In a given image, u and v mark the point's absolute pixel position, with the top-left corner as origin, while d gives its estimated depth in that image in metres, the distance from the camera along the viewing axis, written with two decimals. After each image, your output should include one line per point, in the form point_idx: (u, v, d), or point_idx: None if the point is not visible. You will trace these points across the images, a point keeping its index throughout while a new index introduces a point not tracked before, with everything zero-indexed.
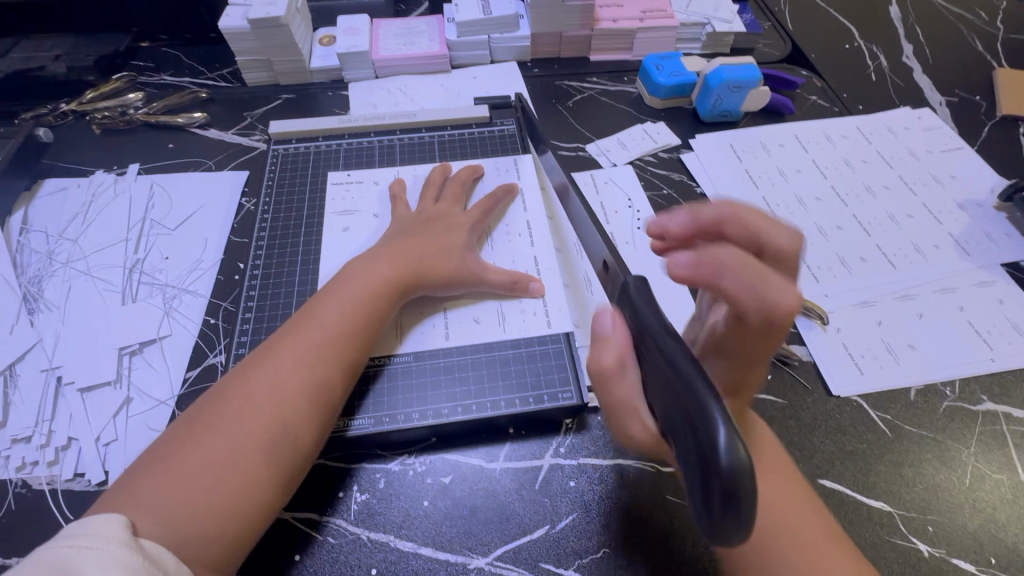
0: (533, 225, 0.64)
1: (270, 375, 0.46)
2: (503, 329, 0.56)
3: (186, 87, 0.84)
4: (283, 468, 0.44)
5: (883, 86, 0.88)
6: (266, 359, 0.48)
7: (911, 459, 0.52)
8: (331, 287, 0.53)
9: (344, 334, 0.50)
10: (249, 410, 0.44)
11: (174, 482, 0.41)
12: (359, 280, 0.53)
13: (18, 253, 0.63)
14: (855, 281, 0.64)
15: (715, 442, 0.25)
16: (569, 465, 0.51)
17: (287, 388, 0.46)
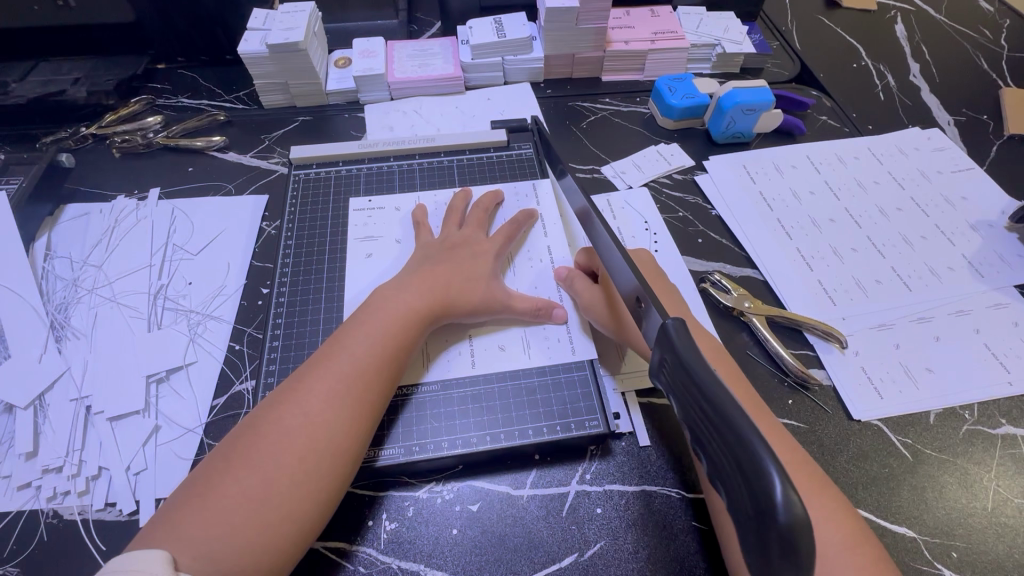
0: (553, 250, 0.65)
1: (303, 407, 0.47)
2: (527, 356, 0.57)
3: (204, 110, 0.85)
4: (317, 501, 0.44)
5: (892, 105, 0.89)
6: (298, 391, 0.48)
7: (932, 484, 0.53)
8: (360, 317, 0.54)
9: (373, 364, 0.50)
10: (283, 443, 0.45)
11: (212, 517, 0.41)
12: (387, 309, 0.54)
13: (43, 280, 0.64)
14: (872, 304, 0.64)
15: (772, 499, 0.27)
16: (595, 493, 0.51)
17: (320, 420, 0.46)
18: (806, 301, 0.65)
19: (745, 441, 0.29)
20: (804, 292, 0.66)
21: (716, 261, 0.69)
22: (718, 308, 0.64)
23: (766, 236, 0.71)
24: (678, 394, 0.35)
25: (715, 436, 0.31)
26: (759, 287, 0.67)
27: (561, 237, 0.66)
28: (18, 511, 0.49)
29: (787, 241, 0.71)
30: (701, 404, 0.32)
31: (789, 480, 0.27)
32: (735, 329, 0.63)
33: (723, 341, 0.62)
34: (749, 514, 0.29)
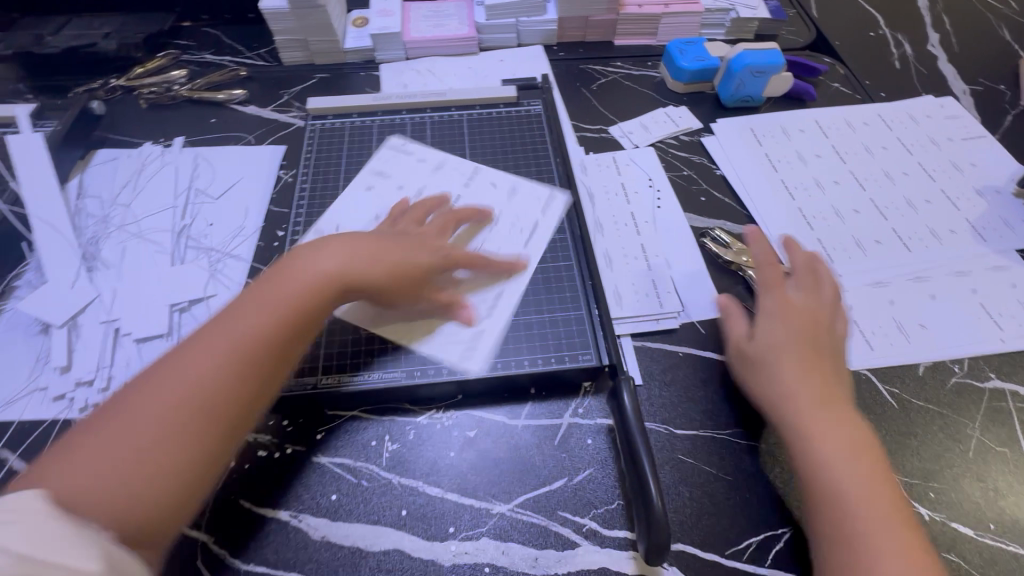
0: (526, 220, 0.65)
1: (196, 353, 0.43)
2: (498, 318, 0.58)
3: (226, 65, 0.88)
4: (218, 443, 0.41)
5: (907, 74, 0.89)
6: (206, 335, 0.45)
7: (915, 431, 0.55)
8: (289, 265, 0.51)
9: (281, 316, 0.47)
10: (167, 386, 0.42)
11: (97, 462, 0.38)
12: (307, 265, 0.51)
13: (76, 215, 0.68)
14: (869, 263, 0.65)
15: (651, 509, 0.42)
16: (586, 425, 0.54)
17: (222, 370, 0.43)
18: None
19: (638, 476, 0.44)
20: (803, 249, 0.67)
21: (717, 219, 0.70)
22: (716, 261, 0.66)
23: (768, 196, 0.72)
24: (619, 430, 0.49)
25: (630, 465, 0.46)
26: None
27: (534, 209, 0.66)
28: (54, 419, 0.54)
29: (789, 201, 0.71)
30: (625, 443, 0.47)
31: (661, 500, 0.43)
32: (732, 282, 0.64)
33: (719, 292, 0.63)
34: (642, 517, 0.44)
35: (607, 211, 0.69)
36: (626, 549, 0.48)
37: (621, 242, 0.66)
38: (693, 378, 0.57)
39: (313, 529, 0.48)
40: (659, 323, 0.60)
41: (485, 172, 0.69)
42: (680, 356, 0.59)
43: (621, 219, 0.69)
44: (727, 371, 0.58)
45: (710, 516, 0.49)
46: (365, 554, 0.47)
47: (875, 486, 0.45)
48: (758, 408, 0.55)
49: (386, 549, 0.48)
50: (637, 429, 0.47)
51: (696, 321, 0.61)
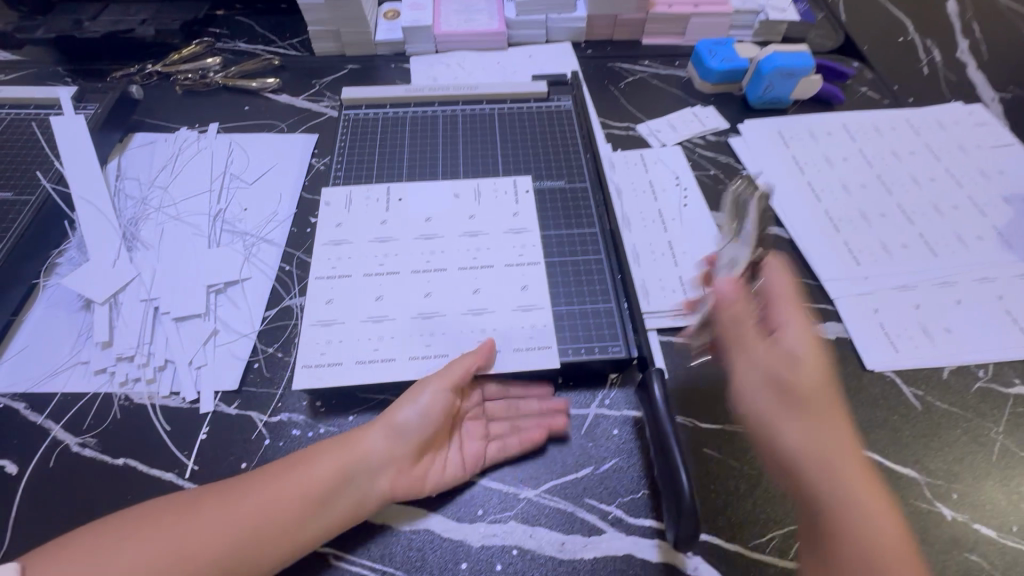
0: (522, 230, 0.64)
1: (220, 518, 0.44)
2: (497, 326, 0.57)
3: (259, 54, 0.90)
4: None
5: (936, 80, 0.89)
6: (234, 508, 0.45)
7: (938, 433, 0.55)
8: (341, 444, 0.49)
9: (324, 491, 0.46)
10: (205, 525, 0.44)
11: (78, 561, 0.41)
12: (352, 445, 0.49)
13: (115, 196, 0.69)
14: (895, 266, 0.66)
15: (682, 490, 0.44)
16: (612, 416, 0.55)
17: (258, 544, 0.44)
18: (830, 259, 0.66)
19: (669, 455, 0.47)
20: (828, 250, 0.67)
21: None
22: None
23: (795, 197, 0.72)
24: (644, 416, 0.52)
25: (659, 450, 0.48)
26: (784, 245, 0.69)
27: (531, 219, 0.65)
28: (96, 393, 0.55)
29: (816, 202, 0.72)
30: (652, 428, 0.49)
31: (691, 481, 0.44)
32: None
33: None
34: (671, 501, 0.45)
35: (634, 208, 0.70)
36: (651, 538, 0.48)
37: (648, 239, 0.67)
38: (717, 373, 0.58)
39: None
40: (685, 318, 0.61)
41: (482, 183, 0.68)
42: (706, 352, 0.59)
43: (649, 216, 0.70)
44: None
45: (734, 508, 0.50)
46: (396, 533, 0.49)
47: (857, 471, 0.41)
48: None
49: (416, 529, 0.49)
50: (667, 423, 0.48)
51: None
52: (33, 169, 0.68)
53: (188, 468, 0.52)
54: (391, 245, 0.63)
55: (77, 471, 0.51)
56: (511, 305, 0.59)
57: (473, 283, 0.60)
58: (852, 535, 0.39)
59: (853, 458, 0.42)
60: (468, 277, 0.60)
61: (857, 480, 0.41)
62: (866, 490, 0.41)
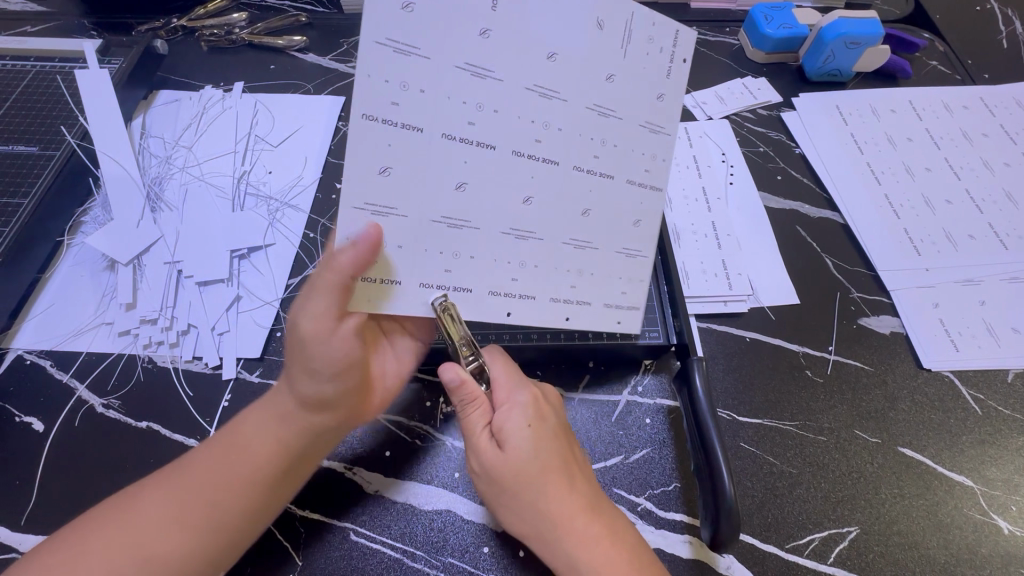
0: (661, 130, 0.43)
1: (160, 515, 0.41)
2: (590, 276, 0.45)
3: (286, 10, 0.86)
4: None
5: (1015, 54, 0.81)
6: (176, 506, 0.42)
7: (998, 439, 0.51)
8: (264, 428, 0.45)
9: (268, 472, 0.44)
10: (146, 526, 0.41)
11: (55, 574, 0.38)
12: (279, 427, 0.45)
13: (139, 154, 0.67)
14: (960, 259, 0.60)
15: (724, 492, 0.42)
16: (645, 404, 0.52)
17: (225, 530, 0.42)
18: (889, 248, 0.61)
19: (711, 449, 0.44)
20: (887, 239, 0.62)
21: (794, 201, 0.66)
22: (789, 246, 0.62)
23: (852, 180, 0.67)
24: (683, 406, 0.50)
25: (698, 443, 0.46)
26: (837, 230, 0.64)
27: (583, 78, 0.39)
28: (119, 355, 0.55)
29: (875, 186, 0.66)
30: (694, 420, 0.47)
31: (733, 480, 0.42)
32: (809, 271, 0.60)
33: (793, 278, 0.60)
34: (710, 506, 0.43)
35: (676, 183, 0.66)
36: (682, 533, 0.46)
37: (690, 218, 0.63)
38: (759, 365, 0.55)
39: (366, 483, 0.49)
40: (727, 306, 0.57)
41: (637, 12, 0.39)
42: (747, 341, 0.56)
43: (692, 194, 0.65)
44: (796, 361, 0.55)
45: (772, 508, 0.47)
46: (417, 511, 0.47)
47: (542, 457, 0.42)
48: (828, 403, 0.53)
49: (438, 509, 0.48)
50: (709, 415, 0.46)
51: (767, 307, 0.58)
52: (57, 123, 0.66)
53: (210, 434, 0.51)
54: (411, 95, 0.37)
55: (101, 432, 0.51)
56: (510, 224, 0.41)
57: (527, 181, 0.41)
58: (544, 525, 0.41)
59: (541, 448, 0.42)
60: (457, 162, 0.39)
61: (552, 474, 0.42)
62: (551, 476, 0.42)
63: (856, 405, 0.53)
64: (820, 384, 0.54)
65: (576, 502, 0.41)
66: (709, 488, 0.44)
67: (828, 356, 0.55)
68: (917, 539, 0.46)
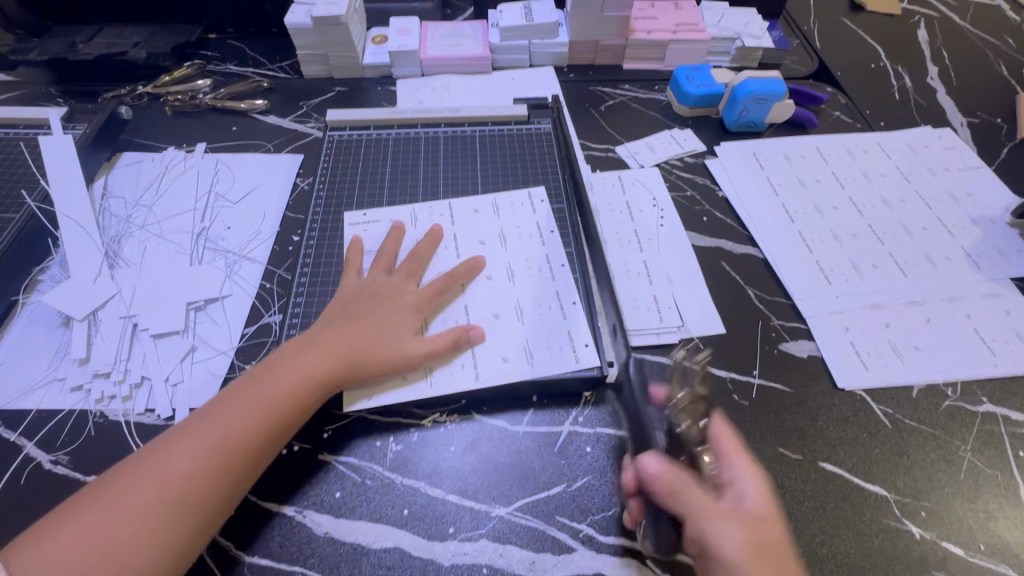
0: None
1: (189, 452, 0.47)
2: None
3: (249, 76, 0.92)
4: (175, 539, 0.44)
5: (906, 105, 0.91)
6: (201, 445, 0.48)
7: (908, 451, 0.56)
8: (290, 367, 0.53)
9: (285, 408, 0.51)
10: (140, 490, 0.44)
11: (51, 550, 0.41)
12: (304, 369, 0.53)
13: (100, 214, 0.70)
14: (866, 286, 0.67)
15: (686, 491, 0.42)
16: (584, 433, 0.55)
17: (211, 486, 0.46)
18: (802, 279, 0.68)
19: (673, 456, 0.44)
20: (802, 270, 0.68)
21: (718, 239, 0.72)
22: (715, 281, 0.68)
23: (769, 219, 0.74)
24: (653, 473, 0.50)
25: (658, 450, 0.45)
26: (757, 264, 0.70)
27: None
28: (70, 410, 0.56)
29: (789, 224, 0.73)
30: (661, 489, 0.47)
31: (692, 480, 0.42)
32: (732, 304, 0.66)
33: (719, 311, 0.65)
34: None
35: (610, 227, 0.72)
36: (622, 556, 0.49)
37: (624, 258, 0.69)
38: None
39: (317, 525, 0.50)
40: (659, 337, 0.62)
41: None
42: None
43: (625, 236, 0.71)
44: (723, 386, 0.59)
45: None
46: (366, 551, 0.48)
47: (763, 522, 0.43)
48: (753, 424, 0.57)
49: (387, 547, 0.49)
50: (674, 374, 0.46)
51: (696, 338, 0.63)
52: (18, 188, 0.69)
53: None
54: None
55: (48, 488, 0.51)
56: None
57: None
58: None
59: (754, 539, 0.42)
60: None
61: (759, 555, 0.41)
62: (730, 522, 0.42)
63: (780, 425, 0.57)
64: (746, 407, 0.58)
65: (746, 551, 0.41)
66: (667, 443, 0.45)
67: (752, 380, 0.60)
68: (839, 549, 0.50)
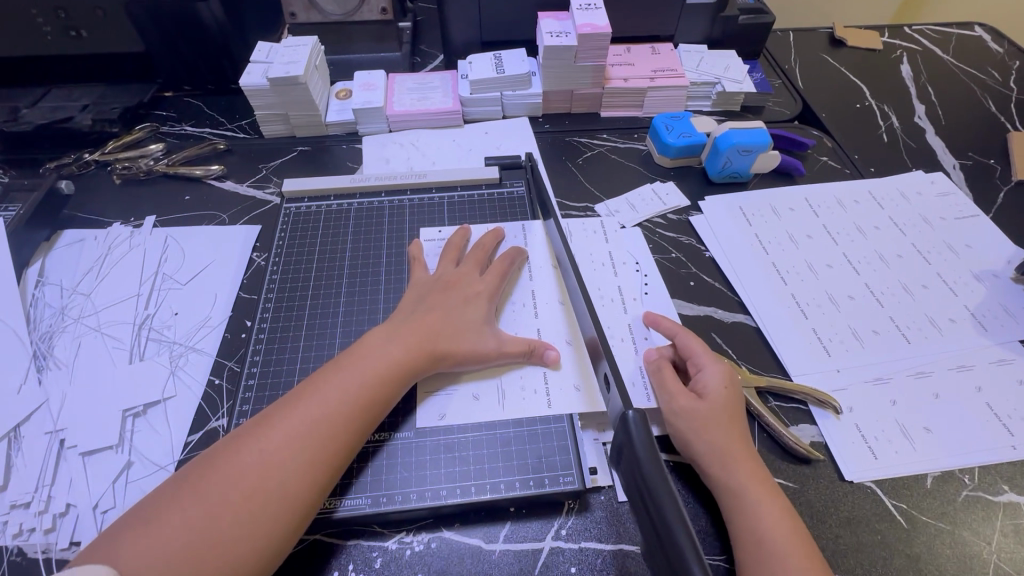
0: None
1: (288, 438, 0.46)
2: None
3: (205, 138, 0.87)
4: (273, 534, 0.43)
5: (895, 147, 0.88)
6: (299, 430, 0.46)
7: (929, 554, 0.50)
8: (371, 353, 0.52)
9: (373, 392, 0.50)
10: (236, 479, 0.43)
11: (153, 542, 0.40)
12: (382, 353, 0.52)
13: (31, 306, 0.64)
14: (867, 357, 0.62)
15: None
16: (570, 550, 0.49)
17: (309, 479, 0.45)
18: (800, 352, 0.63)
19: (682, 553, 0.31)
20: (798, 342, 0.64)
21: (707, 307, 0.67)
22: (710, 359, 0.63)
23: (760, 282, 0.69)
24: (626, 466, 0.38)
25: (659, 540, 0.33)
26: (751, 335, 0.65)
27: None
28: None
29: (782, 286, 0.69)
30: (640, 476, 0.35)
31: None
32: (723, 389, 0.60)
33: None
34: None
35: (593, 285, 0.67)
36: None
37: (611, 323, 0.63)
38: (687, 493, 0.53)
39: None
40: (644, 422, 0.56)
41: None
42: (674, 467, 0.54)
43: (607, 292, 0.67)
44: None
45: None
46: None
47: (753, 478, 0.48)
48: None
49: None
50: (697, 564, 0.30)
51: None
52: None
53: None
54: None
55: None
56: None
57: None
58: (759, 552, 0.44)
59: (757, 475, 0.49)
60: None
61: (758, 484, 0.48)
62: (732, 437, 0.50)
63: None
64: None
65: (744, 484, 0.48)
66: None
67: None
68: None
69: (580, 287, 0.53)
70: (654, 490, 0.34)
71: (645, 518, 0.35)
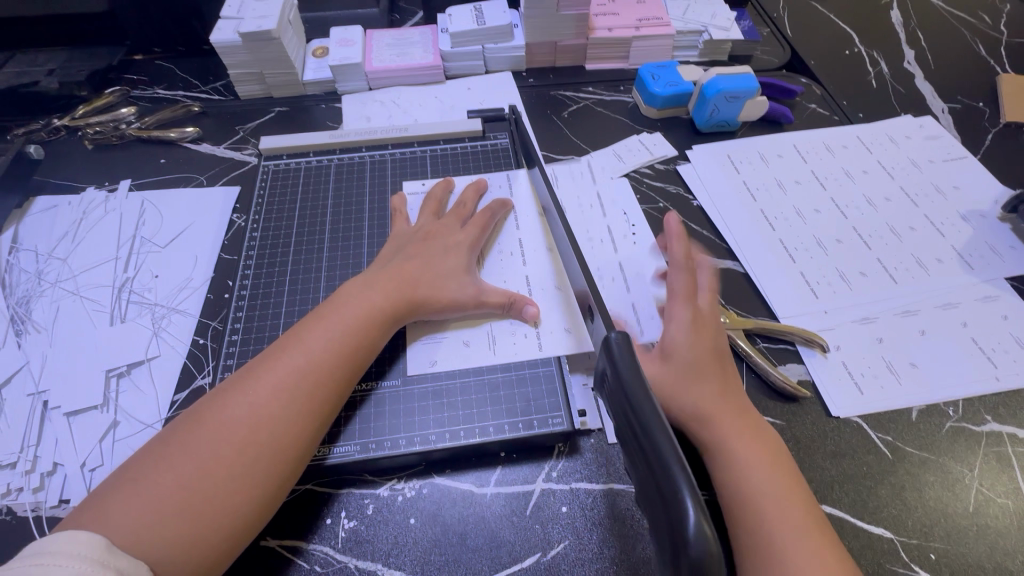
0: None
1: (271, 390, 0.45)
2: None
3: (179, 101, 0.84)
4: (268, 484, 0.43)
5: (884, 93, 0.87)
6: (282, 382, 0.46)
7: (913, 483, 0.51)
8: (348, 305, 0.52)
9: (354, 343, 0.50)
10: (224, 432, 0.43)
11: (144, 499, 0.39)
12: (362, 304, 0.52)
13: (7, 272, 0.63)
14: (855, 297, 0.62)
15: (686, 524, 0.30)
16: (562, 490, 0.49)
17: (298, 426, 0.45)
18: (788, 295, 0.63)
19: (666, 466, 0.32)
20: (786, 285, 0.63)
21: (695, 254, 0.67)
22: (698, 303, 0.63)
23: (748, 228, 0.69)
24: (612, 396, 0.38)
25: (644, 461, 0.34)
26: (739, 280, 0.65)
27: None
28: None
29: (770, 232, 0.68)
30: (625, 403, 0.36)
31: (702, 509, 0.30)
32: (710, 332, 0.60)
33: None
34: None
35: (581, 234, 0.67)
36: None
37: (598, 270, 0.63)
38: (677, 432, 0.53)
39: None
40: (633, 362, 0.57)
41: None
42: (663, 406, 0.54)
43: (595, 240, 0.66)
44: None
45: None
46: None
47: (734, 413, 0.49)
48: None
49: None
50: (684, 481, 0.31)
51: None
52: None
53: None
54: None
55: None
56: None
57: None
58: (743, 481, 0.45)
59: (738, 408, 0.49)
60: None
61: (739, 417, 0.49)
62: (713, 373, 0.50)
63: None
64: None
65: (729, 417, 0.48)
66: (666, 552, 0.33)
67: None
68: None
69: (567, 229, 0.53)
70: (643, 420, 0.34)
71: (634, 448, 0.35)
